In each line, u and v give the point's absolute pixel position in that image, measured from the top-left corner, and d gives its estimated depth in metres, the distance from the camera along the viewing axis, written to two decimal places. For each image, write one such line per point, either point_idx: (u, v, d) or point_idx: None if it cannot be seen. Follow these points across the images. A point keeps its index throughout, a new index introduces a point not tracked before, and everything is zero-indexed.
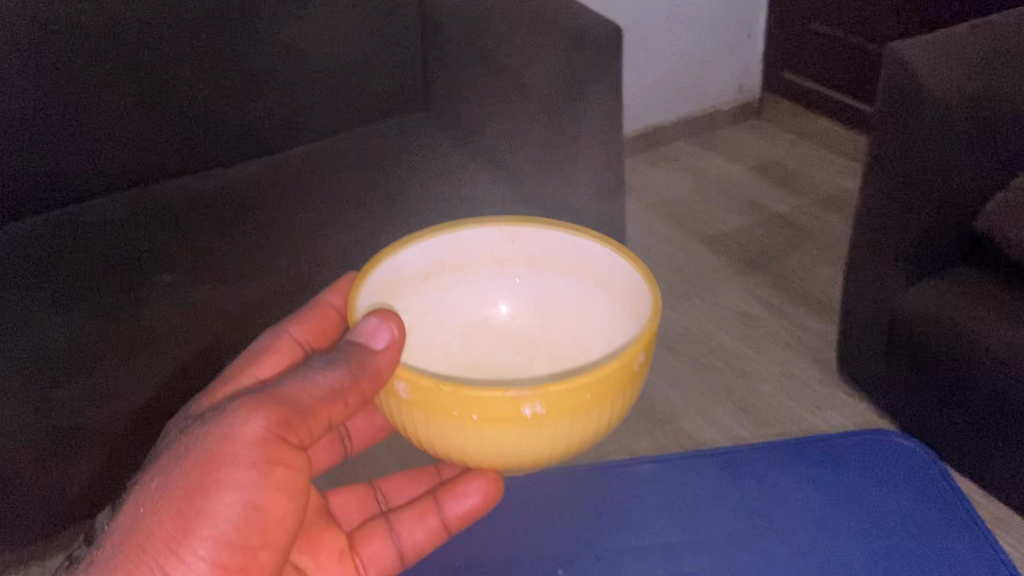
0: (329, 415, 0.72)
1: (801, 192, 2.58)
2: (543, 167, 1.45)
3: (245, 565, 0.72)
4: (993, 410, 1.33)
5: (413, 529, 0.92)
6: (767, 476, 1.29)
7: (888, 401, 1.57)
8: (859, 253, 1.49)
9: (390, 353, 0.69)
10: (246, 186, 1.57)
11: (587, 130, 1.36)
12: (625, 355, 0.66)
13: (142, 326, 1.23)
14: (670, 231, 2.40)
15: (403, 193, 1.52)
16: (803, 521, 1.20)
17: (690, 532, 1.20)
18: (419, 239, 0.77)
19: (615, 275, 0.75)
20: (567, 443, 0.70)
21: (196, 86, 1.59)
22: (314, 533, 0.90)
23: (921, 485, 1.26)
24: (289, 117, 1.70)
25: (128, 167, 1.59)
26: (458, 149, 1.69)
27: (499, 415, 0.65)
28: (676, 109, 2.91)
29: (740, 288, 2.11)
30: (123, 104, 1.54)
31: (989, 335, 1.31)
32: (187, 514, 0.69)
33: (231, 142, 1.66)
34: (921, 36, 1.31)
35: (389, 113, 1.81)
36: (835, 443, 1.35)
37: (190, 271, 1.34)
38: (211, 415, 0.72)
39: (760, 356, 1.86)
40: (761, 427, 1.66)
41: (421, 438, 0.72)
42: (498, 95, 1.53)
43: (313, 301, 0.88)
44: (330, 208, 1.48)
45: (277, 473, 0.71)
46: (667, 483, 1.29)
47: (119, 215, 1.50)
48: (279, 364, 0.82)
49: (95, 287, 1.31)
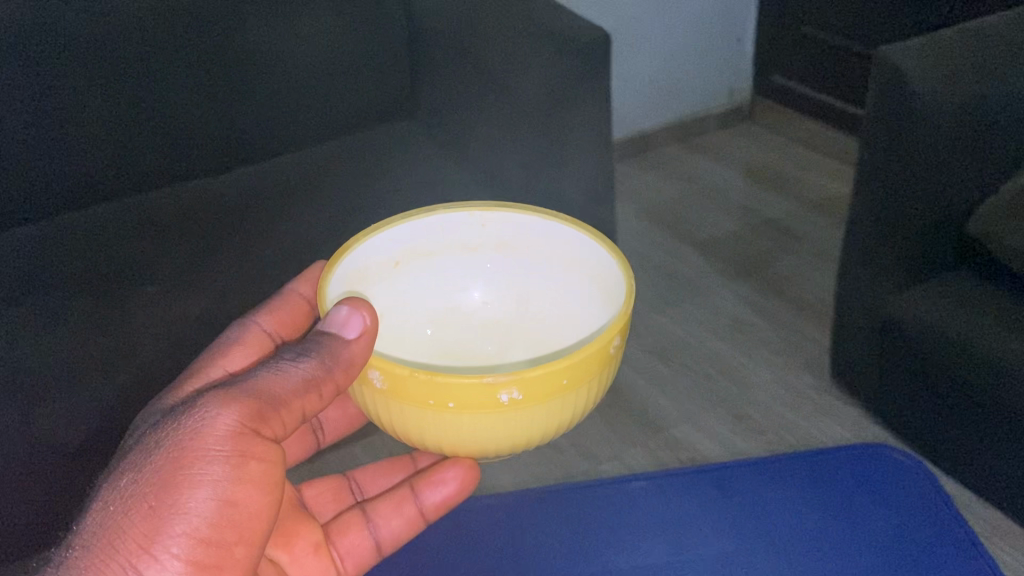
0: (303, 407, 0.70)
1: (793, 196, 2.57)
2: (531, 174, 1.44)
3: (221, 563, 0.70)
4: (994, 418, 1.31)
5: (388, 519, 0.92)
6: (756, 491, 1.29)
7: (881, 407, 1.56)
8: (851, 255, 1.46)
9: (363, 342, 0.67)
10: (228, 197, 1.54)
11: (575, 134, 1.35)
12: (600, 339, 0.65)
13: (124, 336, 1.21)
14: (661, 237, 2.38)
15: (391, 203, 1.50)
16: (794, 537, 1.20)
17: (681, 552, 1.19)
18: (388, 226, 0.76)
19: (590, 258, 0.74)
20: (544, 428, 0.68)
21: (178, 98, 1.57)
22: (288, 527, 0.88)
23: (913, 497, 1.26)
24: (273, 129, 1.68)
25: (107, 178, 1.56)
26: (443, 155, 1.68)
27: (476, 402, 0.64)
28: (665, 113, 2.91)
29: (731, 294, 2.10)
30: (102, 117, 1.52)
31: (985, 341, 1.28)
32: (161, 510, 0.67)
33: (214, 153, 1.64)
34: (913, 42, 1.29)
35: (375, 124, 1.80)
36: (827, 456, 1.35)
37: (171, 284, 1.32)
38: (182, 410, 0.70)
39: (751, 363, 1.85)
40: (748, 435, 1.65)
41: (396, 427, 0.70)
42: (484, 101, 1.52)
43: (282, 292, 0.87)
44: (316, 218, 1.47)
45: (251, 467, 0.70)
46: (656, 498, 1.28)
47: (97, 226, 1.48)
48: (248, 355, 0.81)
49: (69, 302, 1.28)
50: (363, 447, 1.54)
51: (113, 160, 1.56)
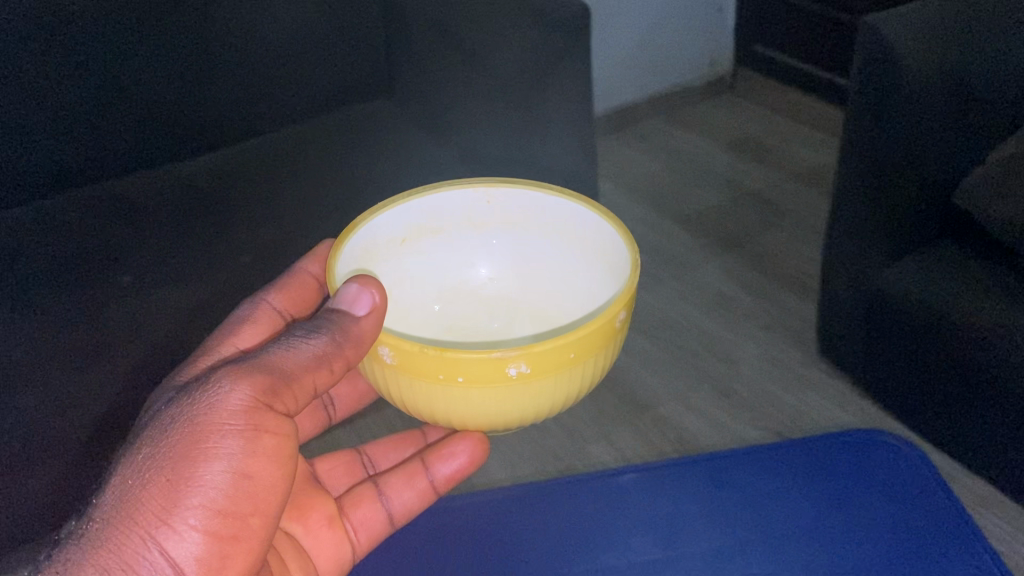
0: (314, 382, 0.72)
1: (774, 168, 2.60)
2: (514, 151, 1.45)
3: (236, 533, 0.72)
4: (981, 387, 1.34)
5: (400, 493, 0.94)
6: (750, 482, 1.31)
7: (867, 376, 1.59)
8: (837, 227, 1.48)
9: (372, 319, 0.69)
10: (209, 180, 1.54)
11: (559, 113, 1.36)
12: (607, 312, 0.67)
13: (114, 322, 1.21)
14: (643, 212, 2.40)
15: (376, 182, 1.50)
16: (791, 530, 1.22)
17: (672, 548, 1.21)
18: (394, 204, 0.77)
19: (593, 232, 0.75)
20: (550, 403, 0.70)
21: (152, 79, 1.55)
22: (302, 501, 0.90)
23: (911, 485, 1.28)
24: (249, 109, 1.67)
25: (83, 163, 1.55)
26: (424, 133, 1.68)
27: (487, 376, 0.65)
28: (646, 86, 2.91)
29: (714, 269, 2.12)
30: (76, 99, 1.49)
31: (976, 313, 1.31)
32: (180, 481, 0.68)
33: (190, 135, 1.63)
34: (899, 11, 1.29)
35: (353, 101, 1.80)
36: (821, 444, 1.38)
37: (155, 271, 1.32)
38: (196, 385, 0.71)
39: (736, 337, 1.88)
40: (735, 409, 1.68)
41: (406, 401, 0.72)
42: (463, 77, 1.52)
43: (291, 269, 0.88)
44: (299, 198, 1.47)
45: (265, 441, 0.71)
46: (649, 490, 1.31)
47: (77, 211, 1.46)
48: (259, 333, 0.83)
49: (54, 291, 1.27)
50: (355, 430, 1.56)
51: (88, 144, 1.54)
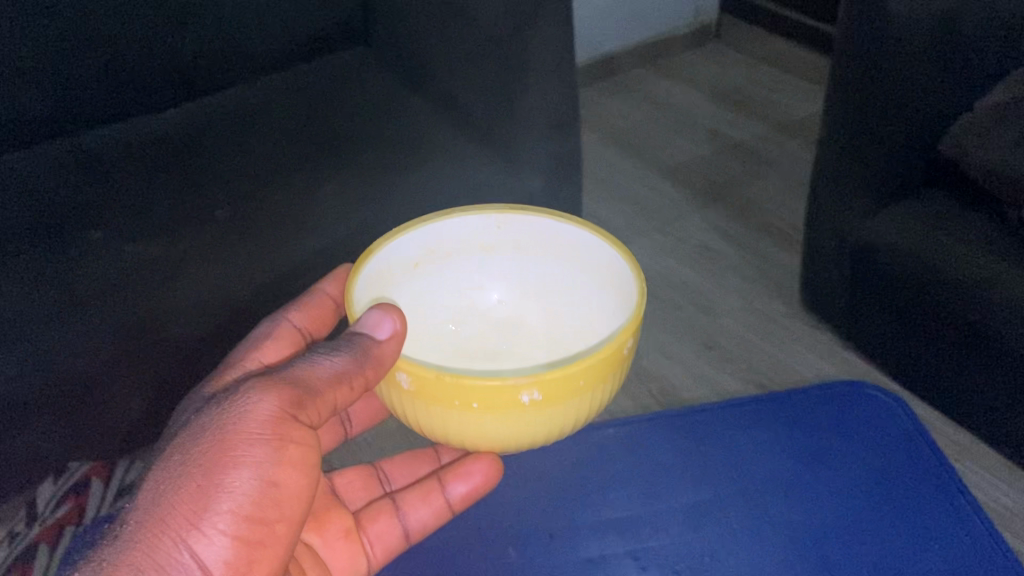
0: (336, 398, 0.74)
1: (759, 119, 2.59)
2: (495, 100, 1.34)
3: (259, 539, 0.73)
4: (969, 345, 1.31)
5: (412, 511, 0.96)
6: (727, 435, 1.39)
7: (853, 331, 1.56)
8: (828, 174, 1.46)
9: (393, 343, 0.71)
10: (180, 133, 1.44)
11: (546, 48, 1.25)
12: (613, 340, 0.69)
13: (78, 286, 1.09)
14: (627, 164, 2.39)
15: (351, 130, 1.41)
16: (765, 486, 1.30)
17: (649, 504, 1.28)
18: (409, 231, 0.79)
19: (603, 259, 0.77)
20: (558, 429, 0.72)
21: (112, 25, 1.45)
22: (320, 514, 0.94)
23: (881, 438, 1.38)
24: (219, 57, 1.58)
25: (36, 115, 1.43)
26: (401, 81, 1.58)
27: (497, 399, 0.68)
28: (631, 33, 2.88)
29: (698, 222, 2.11)
30: (27, 46, 1.38)
31: (965, 269, 1.26)
32: (208, 488, 0.71)
33: (155, 86, 1.54)
34: None
35: (328, 47, 1.70)
36: (796, 399, 1.46)
37: (128, 224, 1.21)
38: (225, 396, 0.74)
39: (718, 289, 1.85)
40: (720, 363, 1.64)
41: (420, 424, 0.75)
42: (434, 18, 1.43)
43: (311, 291, 0.90)
44: (271, 148, 1.37)
45: (291, 451, 0.73)
46: (630, 442, 1.38)
47: (36, 170, 1.35)
48: (281, 349, 0.84)
49: (20, 247, 1.17)
50: None
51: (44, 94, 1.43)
